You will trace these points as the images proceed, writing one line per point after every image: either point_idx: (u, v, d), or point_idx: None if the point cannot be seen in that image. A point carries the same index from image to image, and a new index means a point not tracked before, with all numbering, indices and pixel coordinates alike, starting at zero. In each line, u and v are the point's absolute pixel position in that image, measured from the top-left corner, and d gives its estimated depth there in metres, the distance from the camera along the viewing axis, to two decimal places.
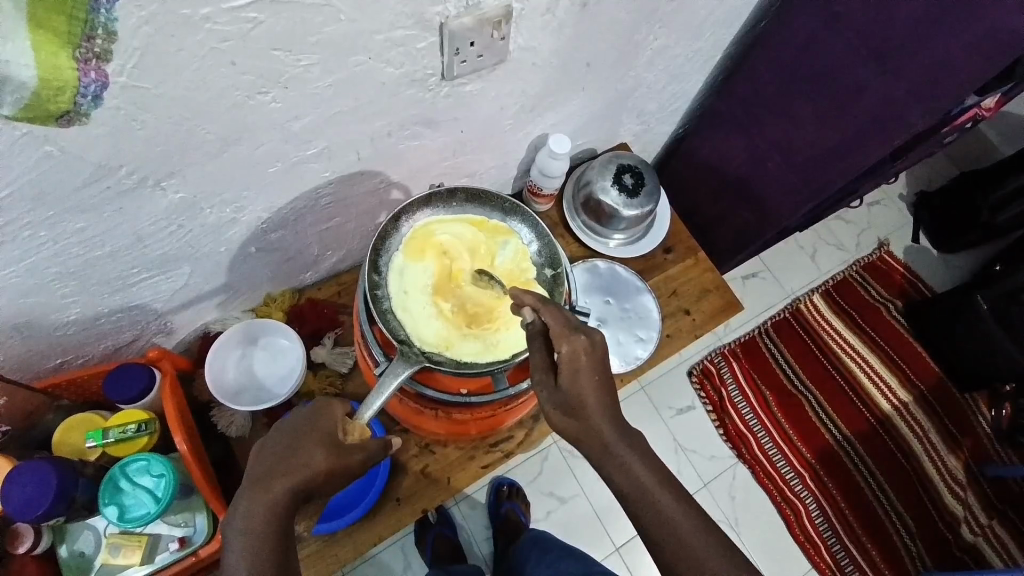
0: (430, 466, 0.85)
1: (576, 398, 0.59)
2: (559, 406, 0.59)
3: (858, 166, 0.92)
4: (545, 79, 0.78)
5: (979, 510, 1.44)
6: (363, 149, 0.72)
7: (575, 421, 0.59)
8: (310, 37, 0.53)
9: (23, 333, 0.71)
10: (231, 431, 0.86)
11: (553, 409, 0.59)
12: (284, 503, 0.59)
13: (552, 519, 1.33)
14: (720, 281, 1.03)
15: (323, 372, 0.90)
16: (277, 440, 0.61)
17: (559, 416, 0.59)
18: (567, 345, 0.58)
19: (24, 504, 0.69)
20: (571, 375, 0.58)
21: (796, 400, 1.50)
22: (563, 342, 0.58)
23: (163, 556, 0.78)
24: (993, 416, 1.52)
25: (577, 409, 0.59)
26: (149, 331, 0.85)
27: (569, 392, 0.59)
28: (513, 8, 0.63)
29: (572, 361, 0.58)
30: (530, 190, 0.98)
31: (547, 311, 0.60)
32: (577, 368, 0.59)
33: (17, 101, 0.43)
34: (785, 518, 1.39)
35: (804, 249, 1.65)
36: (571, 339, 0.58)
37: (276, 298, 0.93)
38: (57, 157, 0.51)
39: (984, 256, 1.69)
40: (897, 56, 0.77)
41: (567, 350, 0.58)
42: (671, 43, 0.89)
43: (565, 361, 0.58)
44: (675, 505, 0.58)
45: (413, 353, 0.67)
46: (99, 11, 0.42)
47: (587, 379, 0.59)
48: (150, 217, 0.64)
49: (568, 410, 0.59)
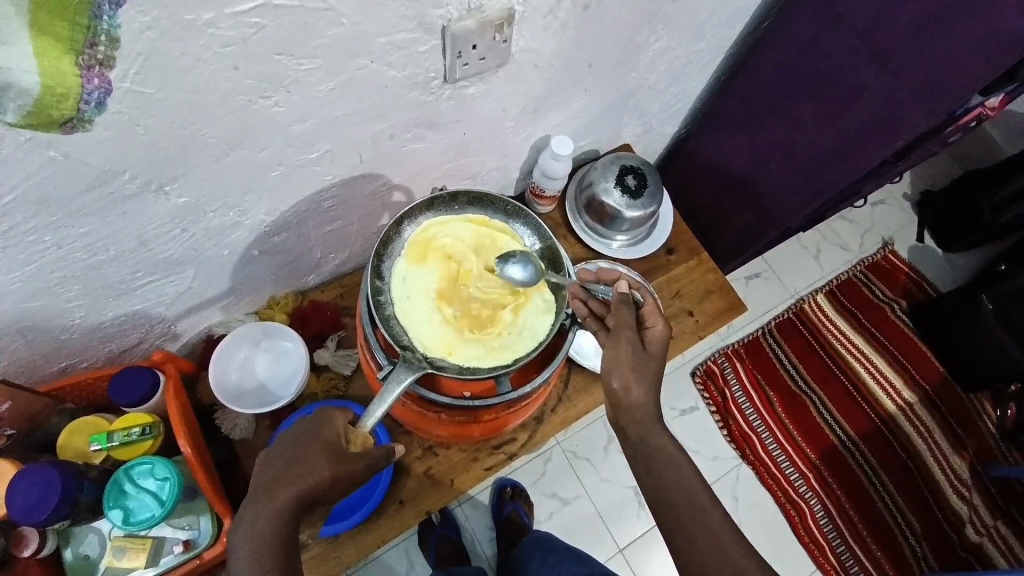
0: (433, 468, 0.85)
1: (651, 364, 0.68)
2: (635, 364, 0.67)
3: (862, 166, 0.92)
4: (547, 81, 0.78)
5: (984, 511, 1.44)
6: (365, 152, 0.72)
7: (642, 382, 0.66)
8: (313, 41, 0.53)
9: (27, 337, 0.71)
10: (235, 434, 0.86)
11: (628, 364, 0.67)
12: (290, 509, 0.59)
13: (555, 520, 1.33)
14: (723, 282, 1.03)
15: (327, 374, 0.90)
16: (285, 448, 0.62)
17: (631, 372, 0.66)
18: (658, 322, 0.70)
19: (27, 507, 0.69)
20: (656, 346, 0.69)
21: (800, 400, 1.50)
22: (654, 317, 0.70)
23: (169, 559, 0.78)
24: (998, 416, 1.52)
25: (648, 373, 0.67)
26: (154, 333, 0.86)
27: (649, 357, 0.68)
28: (515, 11, 0.63)
29: (657, 336, 0.69)
30: (532, 192, 0.98)
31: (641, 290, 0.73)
32: (659, 344, 0.69)
33: (20, 107, 0.43)
34: (789, 519, 1.39)
35: (807, 249, 1.65)
36: (660, 318, 0.70)
37: (278, 301, 0.94)
38: (60, 162, 0.52)
39: (989, 255, 1.68)
40: (898, 57, 0.77)
41: (656, 325, 0.69)
42: (674, 44, 0.89)
43: (654, 332, 0.69)
44: None
45: (415, 358, 0.67)
46: (102, 18, 0.42)
47: (662, 355, 0.69)
48: (154, 221, 0.64)
49: (642, 371, 0.67)
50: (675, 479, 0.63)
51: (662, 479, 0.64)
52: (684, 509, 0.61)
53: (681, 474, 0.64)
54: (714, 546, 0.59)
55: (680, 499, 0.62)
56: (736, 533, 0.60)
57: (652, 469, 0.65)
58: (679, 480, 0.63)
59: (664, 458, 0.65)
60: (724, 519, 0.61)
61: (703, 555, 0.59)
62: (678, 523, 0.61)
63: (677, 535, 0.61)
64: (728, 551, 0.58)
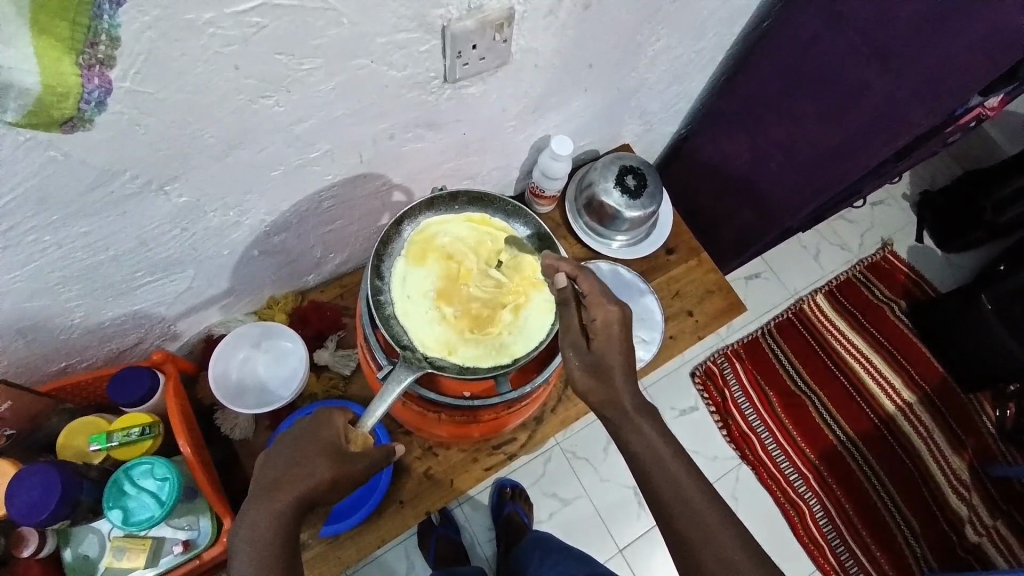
0: (433, 468, 0.85)
1: (604, 362, 0.63)
2: (588, 367, 0.64)
3: (862, 167, 0.91)
4: (547, 80, 0.78)
5: (983, 511, 1.44)
6: (365, 152, 0.72)
7: (601, 382, 0.63)
8: (313, 41, 0.53)
9: (27, 337, 0.71)
10: (235, 434, 0.86)
11: (580, 368, 0.64)
12: (291, 511, 0.59)
13: (555, 520, 1.32)
14: (723, 282, 1.03)
15: (326, 375, 0.91)
16: (284, 450, 0.62)
17: (584, 377, 0.64)
18: (601, 314, 0.62)
19: (26, 508, 0.69)
20: (604, 341, 0.63)
21: (800, 400, 1.50)
22: (598, 309, 0.63)
23: (168, 559, 0.78)
24: (997, 415, 1.52)
25: (603, 373, 0.63)
26: (154, 333, 0.86)
27: (600, 355, 0.63)
28: (515, 10, 0.63)
29: (604, 330, 0.63)
30: (532, 192, 0.98)
31: (585, 278, 0.63)
32: (610, 336, 0.63)
33: (21, 108, 0.43)
34: (789, 519, 1.39)
35: (807, 249, 1.65)
36: (607, 307, 0.62)
37: (278, 301, 0.94)
38: (60, 162, 0.51)
39: (988, 256, 1.69)
40: (899, 56, 0.77)
41: (601, 318, 0.62)
42: (674, 44, 0.89)
43: (599, 328, 0.63)
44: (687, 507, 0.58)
45: (416, 358, 0.67)
46: (102, 18, 0.42)
47: (618, 345, 0.63)
48: (153, 220, 0.64)
49: (596, 372, 0.63)
50: (666, 477, 0.61)
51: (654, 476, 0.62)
52: (678, 509, 0.60)
53: (673, 476, 0.61)
54: (710, 548, 0.58)
55: (671, 500, 0.61)
56: (733, 532, 0.59)
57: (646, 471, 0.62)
58: (671, 481, 0.61)
59: (653, 457, 0.62)
60: (719, 517, 0.60)
61: (699, 555, 0.58)
62: (673, 523, 0.60)
63: (673, 534, 0.60)
64: (724, 549, 0.58)
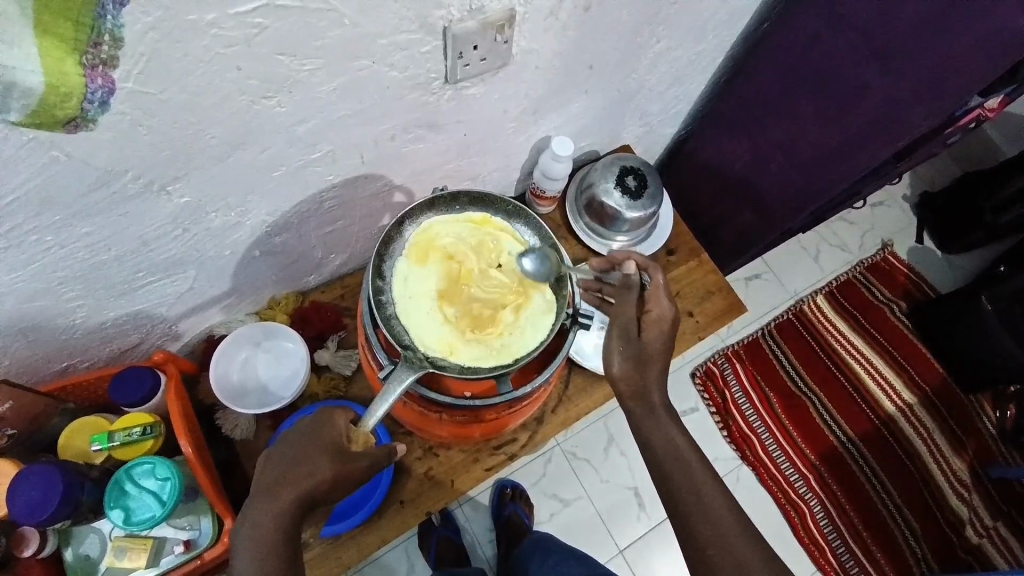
0: (434, 469, 0.85)
1: (647, 352, 0.67)
2: (631, 352, 0.67)
3: (863, 166, 0.92)
4: (548, 82, 0.79)
5: (984, 512, 1.44)
6: (367, 153, 0.72)
7: (638, 369, 0.67)
8: (315, 42, 0.53)
9: (29, 337, 0.71)
10: (236, 434, 0.86)
11: (623, 351, 0.67)
12: (291, 510, 0.59)
13: (555, 521, 1.32)
14: (723, 283, 1.03)
15: (327, 375, 0.90)
16: (285, 449, 0.62)
17: (624, 362, 0.67)
18: (657, 307, 0.68)
19: (28, 508, 0.69)
20: (653, 332, 0.67)
21: (800, 401, 1.50)
22: (655, 301, 0.69)
23: (169, 559, 0.78)
24: (997, 416, 1.52)
25: (643, 361, 0.67)
26: (155, 334, 0.86)
27: (645, 345, 0.67)
28: (516, 11, 0.63)
29: (655, 322, 0.68)
30: (532, 192, 0.98)
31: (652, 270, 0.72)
32: (658, 330, 0.67)
33: (24, 107, 0.44)
34: (789, 520, 1.39)
35: (807, 251, 1.65)
36: (663, 302, 0.68)
37: (279, 301, 0.94)
38: (63, 162, 0.52)
39: (988, 257, 1.69)
40: (899, 57, 0.77)
41: (655, 311, 0.68)
42: (674, 46, 0.89)
43: (652, 319, 0.68)
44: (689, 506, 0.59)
45: (417, 358, 0.67)
46: (105, 18, 0.42)
47: (663, 339, 0.67)
48: (155, 220, 0.65)
49: (637, 359, 0.67)
50: (678, 468, 0.62)
51: (666, 467, 0.63)
52: (679, 510, 0.60)
53: (681, 471, 0.62)
54: (715, 544, 0.58)
55: (683, 491, 0.61)
56: (739, 530, 0.59)
57: (661, 463, 0.63)
58: (683, 474, 0.62)
59: (667, 450, 0.63)
60: (729, 511, 0.60)
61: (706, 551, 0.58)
62: (681, 516, 0.60)
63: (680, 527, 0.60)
64: (732, 545, 0.58)
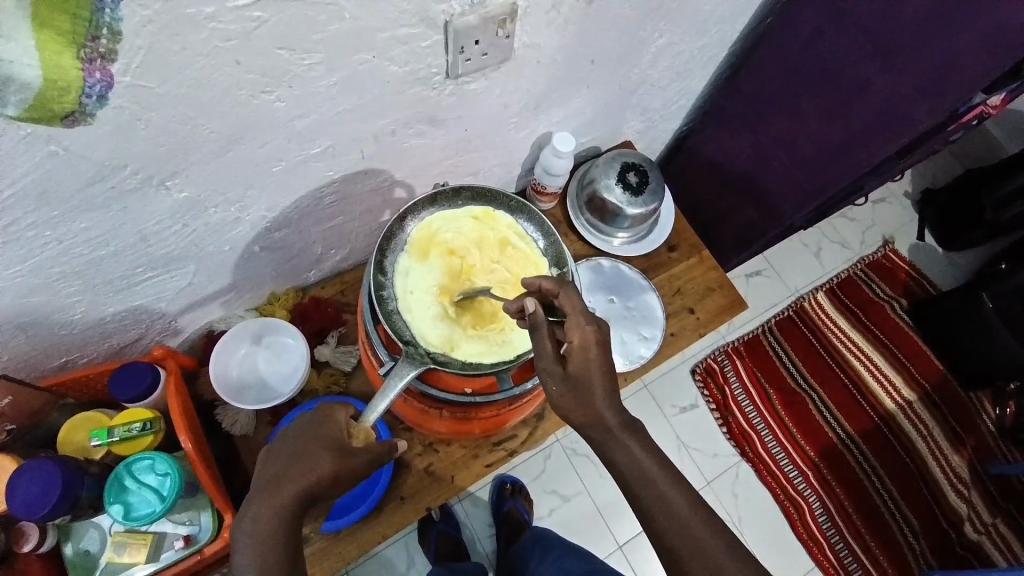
0: (434, 465, 0.85)
1: (583, 384, 0.59)
2: (566, 391, 0.60)
3: (865, 163, 0.91)
4: (549, 77, 0.78)
5: (982, 509, 1.44)
6: (367, 148, 0.72)
7: (580, 403, 0.60)
8: (314, 36, 0.53)
9: (27, 332, 0.71)
10: (235, 430, 0.86)
11: (558, 394, 0.60)
12: (292, 508, 0.58)
13: (555, 517, 1.33)
14: (724, 280, 1.02)
15: (327, 371, 0.91)
16: (286, 445, 0.62)
17: (564, 403, 0.60)
18: (579, 334, 0.59)
19: (28, 504, 0.69)
20: (580, 364, 0.59)
21: (800, 397, 1.50)
22: (575, 330, 0.59)
23: (169, 554, 0.78)
24: (997, 414, 1.52)
25: (583, 394, 0.60)
26: (154, 330, 0.86)
27: (578, 382, 0.59)
28: (518, 6, 0.62)
29: (581, 352, 0.59)
30: (533, 188, 0.98)
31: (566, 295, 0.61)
32: (587, 358, 0.59)
33: (21, 102, 0.43)
34: (788, 516, 1.39)
35: (808, 247, 1.65)
36: (582, 327, 0.59)
37: (279, 297, 0.93)
38: (61, 156, 0.51)
39: (990, 254, 1.68)
40: (901, 53, 0.77)
41: (578, 340, 0.59)
42: (676, 40, 0.88)
43: (576, 350, 0.59)
44: (696, 501, 0.59)
45: (418, 354, 0.67)
46: (103, 11, 0.42)
47: (595, 366, 0.59)
48: (155, 215, 0.64)
49: (576, 394, 0.60)
50: None
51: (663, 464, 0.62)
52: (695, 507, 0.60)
53: (660, 477, 0.60)
54: (697, 549, 0.57)
55: (643, 487, 0.59)
56: (719, 533, 0.58)
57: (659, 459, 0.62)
58: (657, 484, 0.59)
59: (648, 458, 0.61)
60: (708, 520, 0.58)
61: (688, 556, 0.57)
62: (653, 515, 0.58)
63: (655, 529, 0.59)
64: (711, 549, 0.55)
